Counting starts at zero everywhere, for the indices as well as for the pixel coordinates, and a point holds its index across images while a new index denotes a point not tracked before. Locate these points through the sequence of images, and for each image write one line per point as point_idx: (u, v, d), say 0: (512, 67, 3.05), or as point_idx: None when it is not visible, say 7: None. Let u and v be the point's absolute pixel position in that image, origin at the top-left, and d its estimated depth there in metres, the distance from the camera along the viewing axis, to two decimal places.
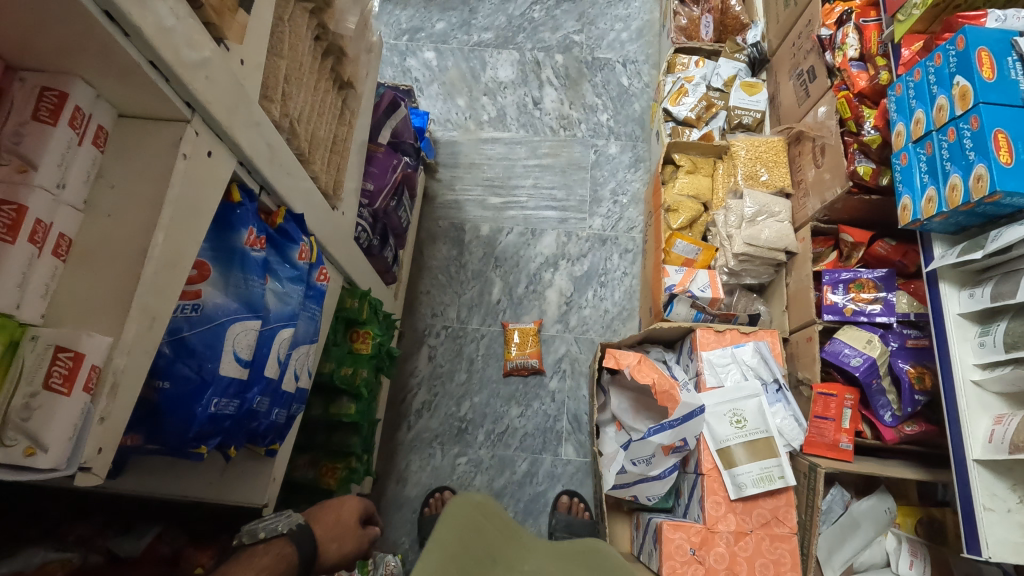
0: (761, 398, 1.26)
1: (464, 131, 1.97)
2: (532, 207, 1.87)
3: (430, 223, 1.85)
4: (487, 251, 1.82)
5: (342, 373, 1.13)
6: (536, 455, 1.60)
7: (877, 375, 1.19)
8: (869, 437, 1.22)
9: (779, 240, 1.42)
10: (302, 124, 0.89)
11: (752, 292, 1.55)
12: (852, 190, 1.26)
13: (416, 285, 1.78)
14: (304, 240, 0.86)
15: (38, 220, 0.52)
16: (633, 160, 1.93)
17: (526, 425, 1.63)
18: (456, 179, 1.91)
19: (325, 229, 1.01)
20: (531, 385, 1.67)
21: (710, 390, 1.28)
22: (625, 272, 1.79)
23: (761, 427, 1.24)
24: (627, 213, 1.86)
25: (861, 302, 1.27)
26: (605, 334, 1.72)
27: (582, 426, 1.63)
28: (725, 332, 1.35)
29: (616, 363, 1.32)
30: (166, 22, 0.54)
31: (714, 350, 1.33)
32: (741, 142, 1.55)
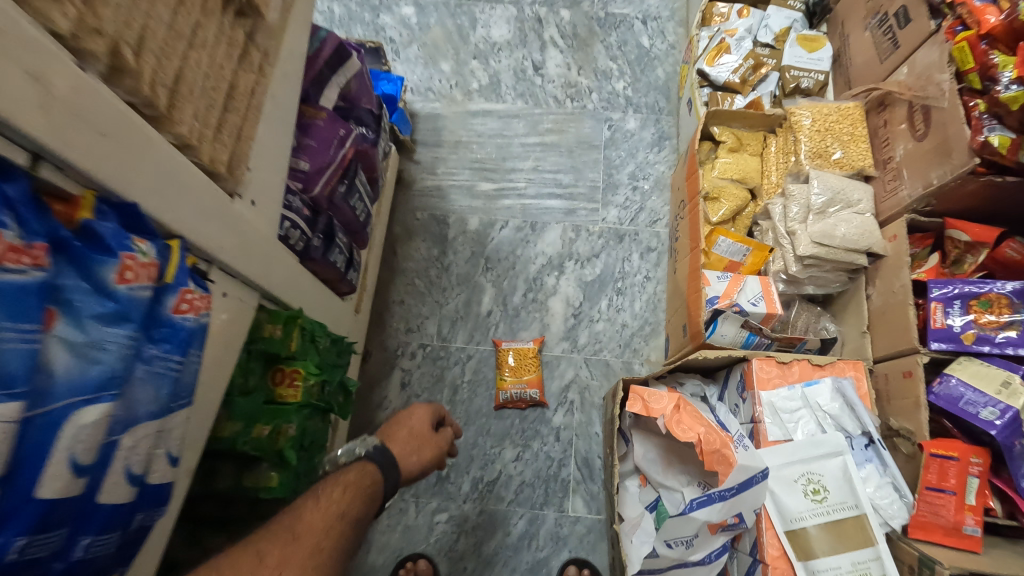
0: (847, 458, 0.92)
1: (448, 102, 1.61)
2: (531, 195, 1.52)
3: (406, 215, 1.50)
4: (476, 250, 1.47)
5: (254, 434, 0.79)
6: (536, 511, 1.26)
7: (1021, 434, 0.85)
8: (1001, 517, 0.87)
9: (861, 238, 1.06)
10: (148, 56, 0.54)
11: (815, 306, 1.21)
12: (978, 169, 0.91)
13: (388, 294, 1.43)
14: (136, 247, 0.51)
15: None
16: (657, 137, 1.57)
17: (523, 472, 1.29)
18: (439, 161, 1.55)
19: (205, 226, 0.66)
20: (528, 420, 1.32)
21: (773, 446, 0.93)
22: (647, 276, 1.44)
23: (848, 500, 0.90)
24: (649, 203, 1.50)
25: (988, 327, 0.92)
26: (623, 355, 1.37)
27: (595, 473, 1.29)
28: (793, 362, 1.00)
29: (646, 409, 0.96)
30: None
31: (779, 389, 0.97)
32: (805, 109, 1.18)
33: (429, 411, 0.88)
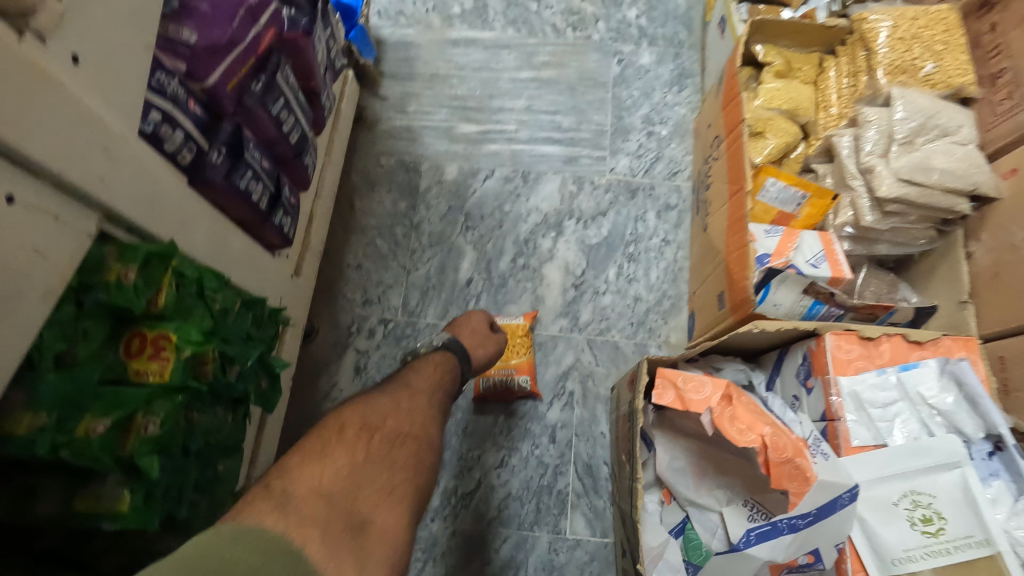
0: (968, 471, 0.65)
1: (423, 28, 1.31)
2: (522, 139, 1.23)
3: (367, 161, 1.21)
4: (453, 205, 1.18)
5: (79, 434, 0.50)
6: (523, 532, 0.98)
7: None
8: None
9: (964, 175, 0.80)
10: None
11: (888, 271, 0.93)
12: None
13: (342, 256, 1.14)
14: None
15: None
16: (676, 74, 1.29)
17: (509, 483, 1.01)
18: (410, 96, 1.26)
19: None
20: (515, 415, 1.04)
21: (860, 455, 0.66)
22: (665, 240, 1.16)
23: (974, 533, 0.62)
24: (667, 150, 1.22)
25: None
26: (635, 336, 1.09)
27: (600, 485, 1.01)
28: (882, 338, 0.72)
29: (681, 401, 0.67)
30: None
31: (866, 374, 0.70)
32: (881, 14, 0.90)
33: (485, 315, 1.00)
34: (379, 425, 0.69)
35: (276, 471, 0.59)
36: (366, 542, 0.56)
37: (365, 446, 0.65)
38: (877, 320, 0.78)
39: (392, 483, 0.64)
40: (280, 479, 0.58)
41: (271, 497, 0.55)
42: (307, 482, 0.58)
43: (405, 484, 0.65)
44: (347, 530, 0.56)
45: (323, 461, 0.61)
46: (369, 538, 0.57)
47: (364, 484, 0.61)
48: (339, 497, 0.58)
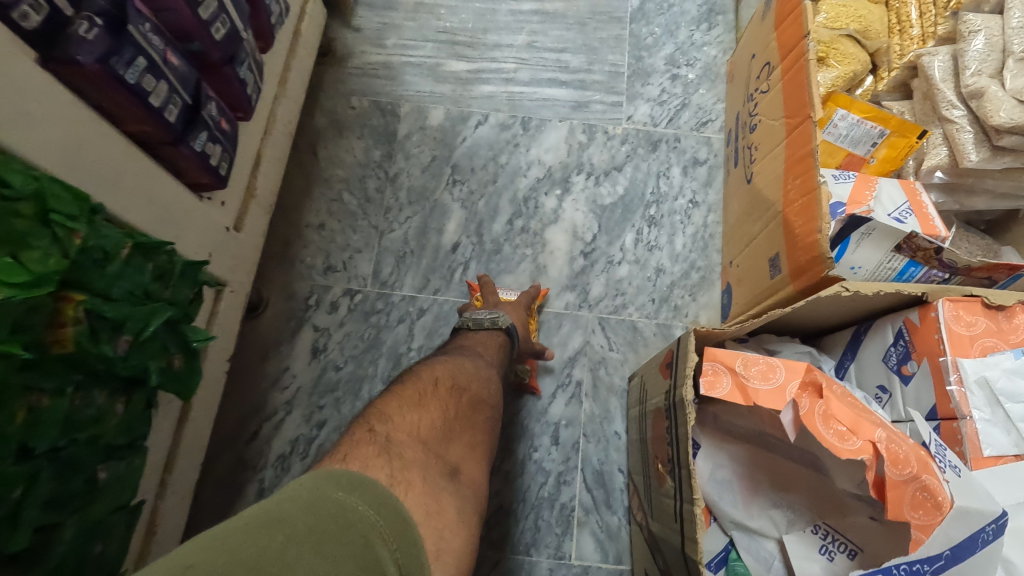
0: None
1: None
2: (522, 81, 1.03)
3: (335, 101, 1.00)
4: (438, 155, 0.98)
5: None
6: (518, 557, 0.78)
7: None
8: None
9: None
10: None
11: (984, 235, 0.74)
12: None
13: (300, 213, 0.93)
14: None
15: None
16: (705, 11, 1.09)
17: (501, 494, 0.81)
18: (389, 28, 1.05)
19: None
20: (507, 412, 0.84)
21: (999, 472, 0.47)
22: (693, 201, 0.96)
23: None
24: (695, 97, 1.03)
25: None
26: (657, 315, 0.89)
27: (613, 497, 0.81)
28: (1016, 309, 0.53)
29: (743, 390, 0.47)
30: None
31: (999, 358, 0.50)
32: None
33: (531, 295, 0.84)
34: (467, 386, 0.60)
35: (374, 415, 0.50)
36: (461, 490, 0.50)
37: (455, 403, 0.57)
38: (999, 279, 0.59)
39: (473, 441, 0.57)
40: (381, 423, 0.49)
41: (373, 440, 0.46)
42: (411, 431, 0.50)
43: (484, 445, 0.58)
44: (442, 478, 0.49)
45: (420, 412, 0.53)
46: (462, 485, 0.51)
47: (452, 439, 0.54)
48: (432, 448, 0.51)
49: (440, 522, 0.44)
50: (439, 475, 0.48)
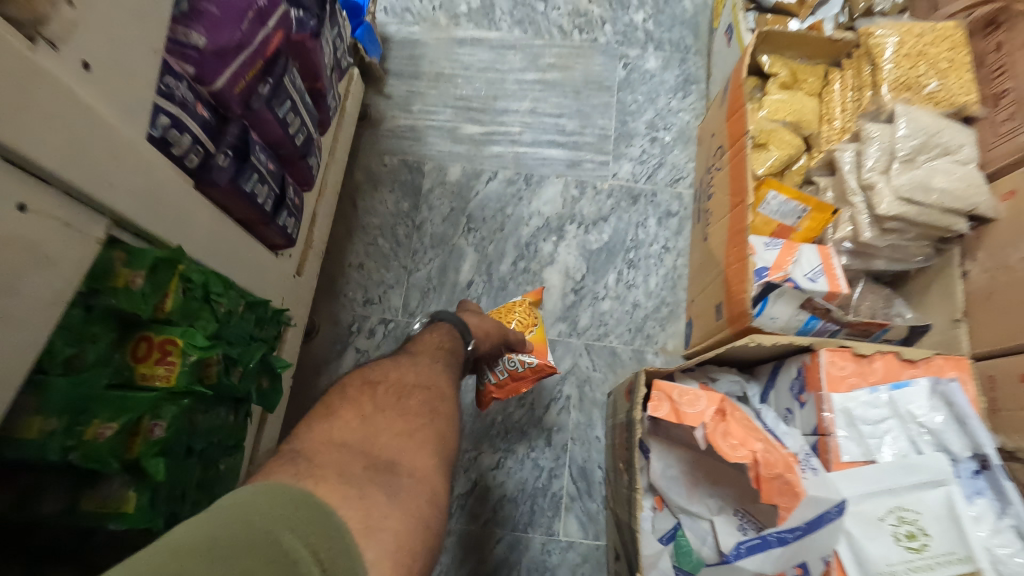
0: (954, 489, 0.66)
1: (430, 27, 1.31)
2: (526, 142, 1.23)
3: (371, 159, 1.21)
4: (455, 206, 1.19)
5: (88, 437, 0.51)
6: (516, 534, 1.00)
7: None
8: None
9: (967, 194, 0.79)
10: None
11: (885, 286, 0.94)
12: None
13: (343, 255, 1.14)
14: None
15: None
16: (681, 80, 1.29)
17: (504, 485, 1.02)
18: (415, 96, 1.26)
19: None
20: (511, 419, 1.05)
21: (850, 471, 0.67)
22: (665, 246, 1.17)
23: (957, 550, 0.63)
24: (670, 157, 1.23)
25: None
26: (633, 342, 1.10)
27: (593, 488, 1.02)
28: (876, 355, 0.74)
29: (675, 414, 0.68)
30: None
31: (858, 392, 0.71)
32: (888, 28, 0.90)
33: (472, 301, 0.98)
34: (384, 380, 0.66)
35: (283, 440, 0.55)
36: (400, 480, 0.52)
37: (372, 402, 0.61)
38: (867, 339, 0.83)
39: (412, 429, 0.60)
40: (289, 443, 0.54)
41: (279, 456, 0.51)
42: (335, 434, 0.55)
43: (425, 429, 0.62)
44: (382, 472, 0.52)
45: (332, 419, 0.57)
46: (401, 473, 0.54)
47: (380, 433, 0.58)
48: (357, 447, 0.55)
49: (364, 504, 0.47)
50: (380, 471, 0.52)
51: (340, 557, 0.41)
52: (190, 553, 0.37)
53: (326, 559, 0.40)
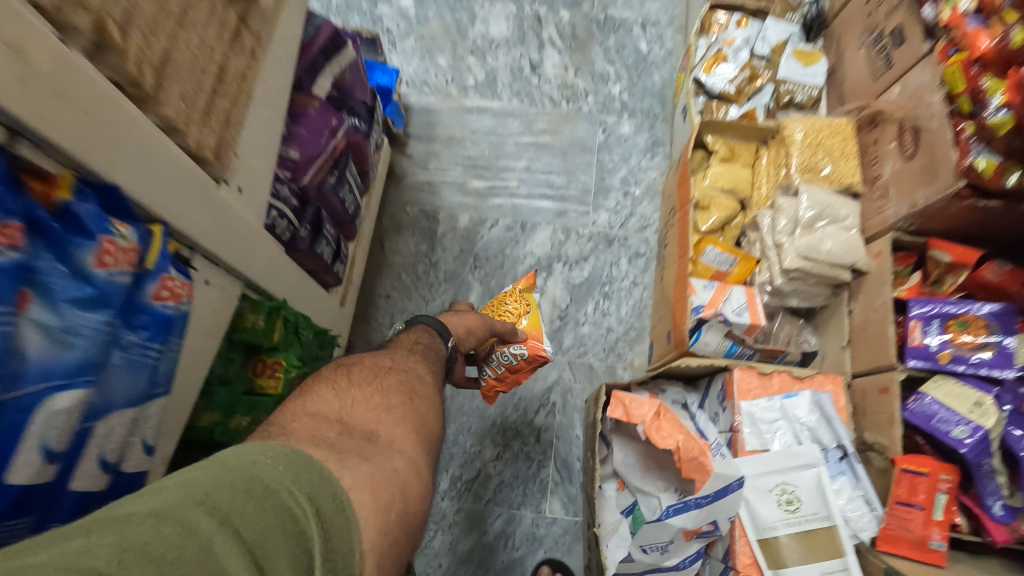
0: (822, 469, 0.93)
1: (443, 97, 1.59)
2: (522, 194, 1.51)
3: (396, 208, 1.49)
4: (464, 248, 1.46)
5: (233, 426, 0.78)
6: (512, 510, 1.26)
7: (988, 454, 0.86)
8: (966, 533, 0.89)
9: (846, 254, 1.07)
10: (134, 32, 0.51)
11: (798, 318, 1.21)
12: (963, 193, 0.91)
13: (374, 287, 1.42)
14: (168, 270, 0.57)
15: None
16: (650, 143, 1.57)
17: (502, 472, 1.29)
18: (431, 156, 1.54)
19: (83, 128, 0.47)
20: (509, 420, 1.32)
21: (751, 456, 0.95)
22: (634, 282, 1.44)
23: (821, 511, 0.91)
24: (639, 209, 1.50)
25: (964, 348, 0.93)
26: (607, 359, 1.38)
27: (573, 475, 1.29)
28: (774, 373, 1.02)
29: (626, 415, 0.95)
30: None
31: (759, 400, 0.98)
32: (798, 123, 1.18)
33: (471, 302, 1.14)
34: (361, 363, 0.73)
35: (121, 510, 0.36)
36: (379, 447, 0.56)
37: (347, 379, 0.67)
38: (772, 360, 1.10)
39: (388, 403, 0.65)
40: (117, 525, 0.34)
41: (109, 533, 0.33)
42: (311, 405, 0.60)
43: (397, 413, 0.64)
44: (356, 438, 0.56)
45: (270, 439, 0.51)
46: (380, 443, 0.57)
47: (356, 406, 0.62)
48: (331, 415, 0.59)
49: None
50: (353, 436, 0.56)
51: (333, 506, 0.43)
52: (187, 506, 0.37)
53: (320, 505, 0.43)
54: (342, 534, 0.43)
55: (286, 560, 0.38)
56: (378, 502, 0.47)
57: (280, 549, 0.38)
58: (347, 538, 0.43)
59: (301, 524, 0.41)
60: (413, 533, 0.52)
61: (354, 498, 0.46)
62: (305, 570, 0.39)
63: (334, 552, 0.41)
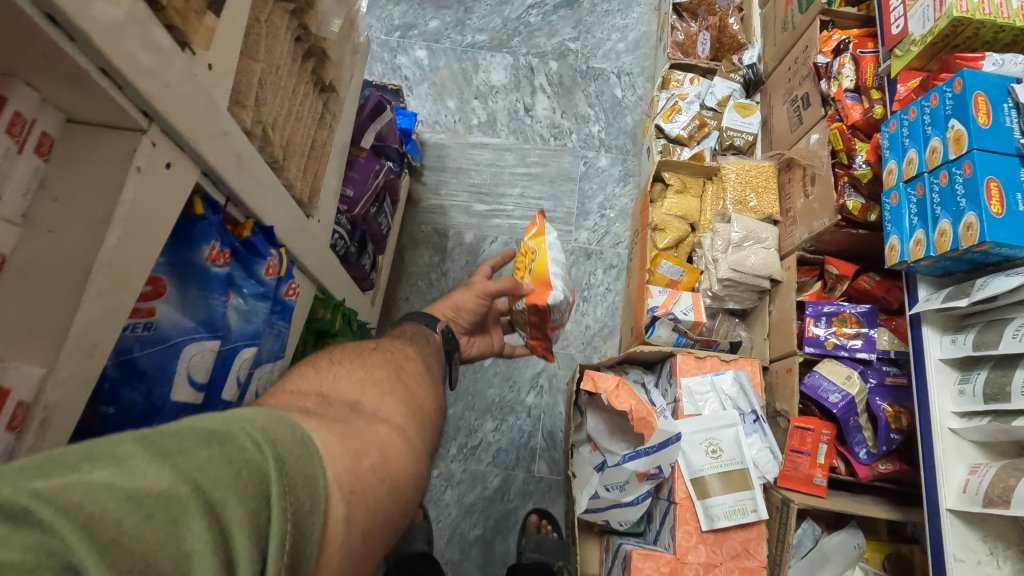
0: (738, 428, 1.25)
1: (452, 134, 1.91)
2: (517, 216, 1.84)
3: (413, 227, 1.81)
4: (470, 260, 1.78)
5: None
6: (508, 471, 1.58)
7: (854, 412, 1.20)
8: (843, 472, 1.23)
9: (765, 267, 1.40)
10: (277, 130, 0.83)
11: (734, 317, 1.54)
12: (840, 224, 1.26)
13: (396, 292, 1.73)
14: (273, 254, 0.82)
15: None
16: (623, 174, 1.90)
17: (500, 440, 1.60)
18: (442, 183, 1.86)
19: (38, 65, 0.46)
20: (506, 400, 1.64)
21: (687, 418, 1.27)
22: (609, 288, 1.76)
23: (738, 459, 1.23)
24: (613, 228, 1.83)
25: (843, 337, 1.28)
26: (585, 351, 1.70)
27: (557, 443, 1.61)
28: (707, 358, 1.33)
29: (595, 386, 1.28)
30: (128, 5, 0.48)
31: (694, 377, 1.31)
32: (732, 165, 1.52)
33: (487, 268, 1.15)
34: (348, 347, 0.67)
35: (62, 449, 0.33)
36: (366, 419, 0.50)
37: (328, 358, 0.61)
38: (708, 349, 1.43)
39: (373, 377, 0.59)
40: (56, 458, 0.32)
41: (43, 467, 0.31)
42: (289, 384, 0.53)
43: (388, 384, 0.59)
44: (336, 408, 0.50)
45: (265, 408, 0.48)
46: (375, 410, 0.53)
47: (339, 380, 0.56)
48: (312, 391, 0.52)
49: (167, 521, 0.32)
50: (333, 405, 0.51)
51: (293, 440, 0.39)
52: (118, 446, 0.34)
53: (276, 439, 0.38)
54: (306, 464, 0.38)
55: (235, 491, 0.34)
56: (348, 454, 0.43)
57: (229, 480, 0.35)
58: (312, 468, 0.38)
59: (253, 458, 0.36)
60: (399, 497, 0.46)
61: (317, 439, 0.42)
62: (259, 499, 0.35)
63: (296, 482, 0.37)
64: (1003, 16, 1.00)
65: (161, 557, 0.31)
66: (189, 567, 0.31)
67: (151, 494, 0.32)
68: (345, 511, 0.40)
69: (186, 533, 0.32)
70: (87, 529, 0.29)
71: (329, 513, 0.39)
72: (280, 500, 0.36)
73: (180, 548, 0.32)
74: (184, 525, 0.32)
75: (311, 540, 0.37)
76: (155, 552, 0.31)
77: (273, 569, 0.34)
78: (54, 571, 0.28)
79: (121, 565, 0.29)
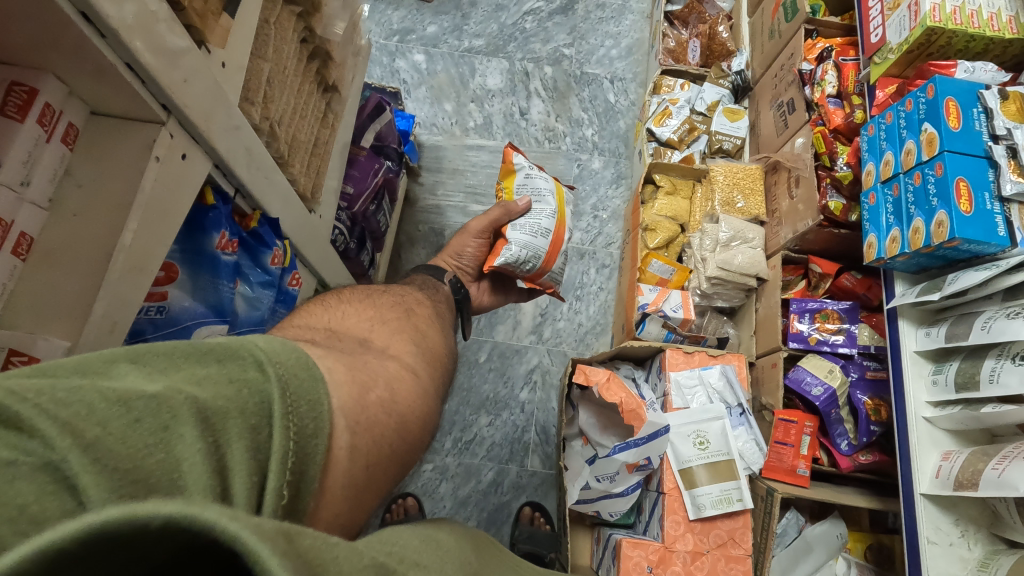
0: (725, 421, 1.29)
1: (449, 136, 1.95)
2: None
3: (410, 226, 1.84)
4: None
5: None
6: (502, 465, 1.61)
7: (836, 404, 1.25)
8: (825, 464, 1.28)
9: (751, 266, 1.45)
10: (283, 126, 0.87)
11: (722, 315, 1.58)
12: (823, 224, 1.31)
13: None
14: (278, 244, 0.86)
15: (22, 233, 0.54)
16: (615, 176, 1.95)
17: (494, 435, 1.63)
18: (439, 184, 1.90)
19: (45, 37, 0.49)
20: (501, 395, 1.67)
21: (676, 411, 1.31)
22: (601, 287, 1.81)
23: (725, 450, 1.27)
24: (606, 229, 1.88)
25: (825, 332, 1.33)
26: (578, 348, 1.74)
27: (550, 438, 1.65)
28: (695, 353, 1.38)
29: (586, 379, 1.31)
30: (151, 5, 0.52)
31: (683, 371, 1.35)
32: (720, 168, 1.57)
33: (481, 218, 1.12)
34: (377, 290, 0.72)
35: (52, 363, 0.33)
36: (376, 352, 0.54)
37: (338, 298, 0.65)
38: (696, 345, 1.48)
39: (383, 317, 0.63)
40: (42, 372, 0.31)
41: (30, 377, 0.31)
42: (298, 319, 0.57)
43: (399, 322, 0.63)
44: (345, 342, 0.53)
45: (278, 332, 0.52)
46: (379, 345, 0.56)
47: (348, 316, 0.60)
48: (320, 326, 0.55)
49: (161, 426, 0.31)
50: (342, 339, 0.53)
51: (296, 363, 0.38)
52: (112, 362, 0.33)
53: (282, 362, 0.37)
54: (310, 388, 0.37)
55: (234, 406, 0.33)
56: (354, 378, 0.45)
57: (228, 396, 0.34)
58: (315, 391, 0.38)
59: (254, 377, 0.36)
60: (406, 431, 0.48)
61: (323, 366, 0.42)
62: (259, 416, 0.34)
63: (300, 404, 0.36)
64: (974, 26, 1.05)
65: (147, 459, 0.30)
66: (178, 474, 0.30)
67: (141, 399, 0.31)
68: (349, 439, 0.41)
69: (177, 441, 0.31)
70: (69, 426, 0.28)
71: (334, 439, 0.39)
72: (281, 418, 0.35)
73: (169, 455, 0.30)
74: (175, 433, 0.31)
75: (314, 461, 0.37)
76: (141, 456, 0.29)
77: (271, 485, 0.33)
78: (32, 466, 0.27)
79: (104, 464, 0.28)
